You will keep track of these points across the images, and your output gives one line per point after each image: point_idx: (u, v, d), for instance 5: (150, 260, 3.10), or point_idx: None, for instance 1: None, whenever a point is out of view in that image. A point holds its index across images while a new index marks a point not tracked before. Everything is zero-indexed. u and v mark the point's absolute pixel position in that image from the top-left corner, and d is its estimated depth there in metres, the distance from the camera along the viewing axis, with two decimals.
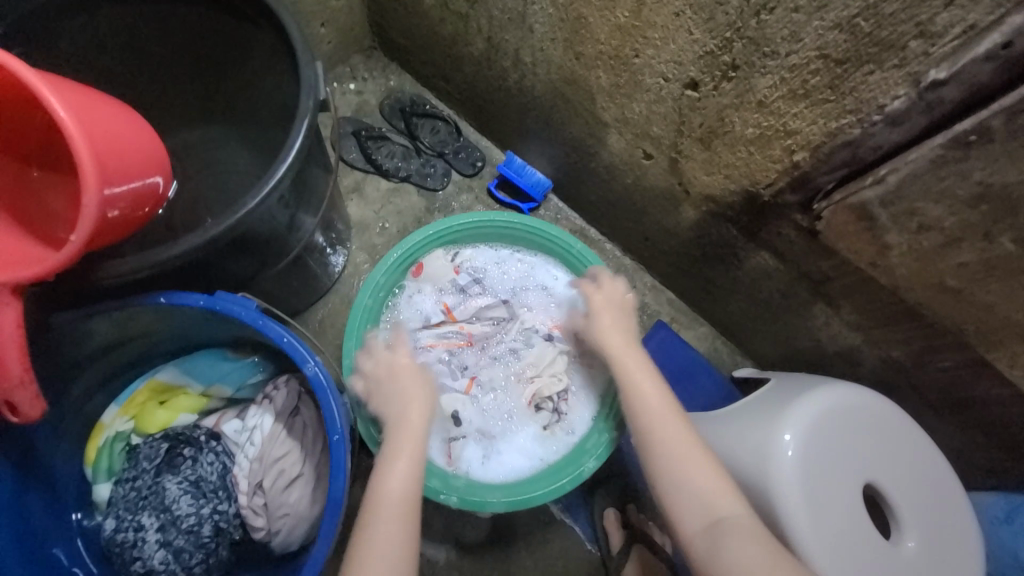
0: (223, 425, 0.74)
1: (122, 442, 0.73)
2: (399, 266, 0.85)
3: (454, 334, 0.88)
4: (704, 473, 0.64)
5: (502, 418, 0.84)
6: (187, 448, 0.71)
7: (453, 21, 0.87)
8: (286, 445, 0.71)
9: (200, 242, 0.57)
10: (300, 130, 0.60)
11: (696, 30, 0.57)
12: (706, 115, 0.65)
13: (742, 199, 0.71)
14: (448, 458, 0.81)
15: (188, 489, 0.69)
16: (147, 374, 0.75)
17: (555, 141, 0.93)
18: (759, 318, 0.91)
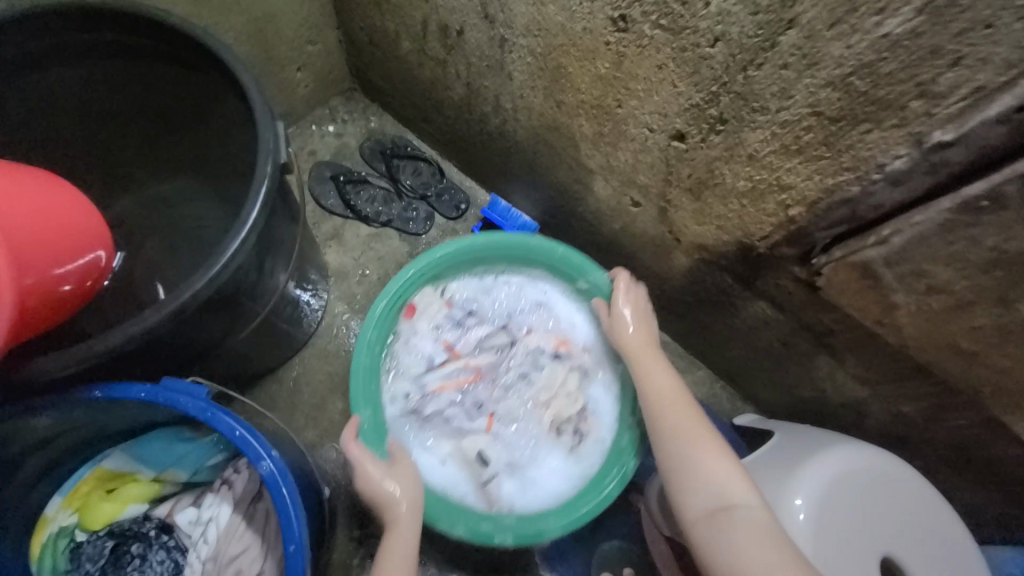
0: (175, 516, 0.70)
1: (65, 539, 0.69)
2: (387, 313, 0.76)
3: (459, 371, 0.80)
4: (711, 456, 0.60)
5: (526, 447, 0.77)
6: (135, 545, 0.70)
7: (431, 65, 0.85)
8: (242, 541, 0.68)
9: (149, 322, 0.53)
10: (261, 194, 0.56)
11: (680, 83, 0.54)
12: (694, 166, 0.61)
13: (736, 250, 0.68)
14: (486, 500, 0.74)
15: None
16: (93, 461, 0.71)
17: (540, 185, 0.89)
18: (758, 364, 0.87)
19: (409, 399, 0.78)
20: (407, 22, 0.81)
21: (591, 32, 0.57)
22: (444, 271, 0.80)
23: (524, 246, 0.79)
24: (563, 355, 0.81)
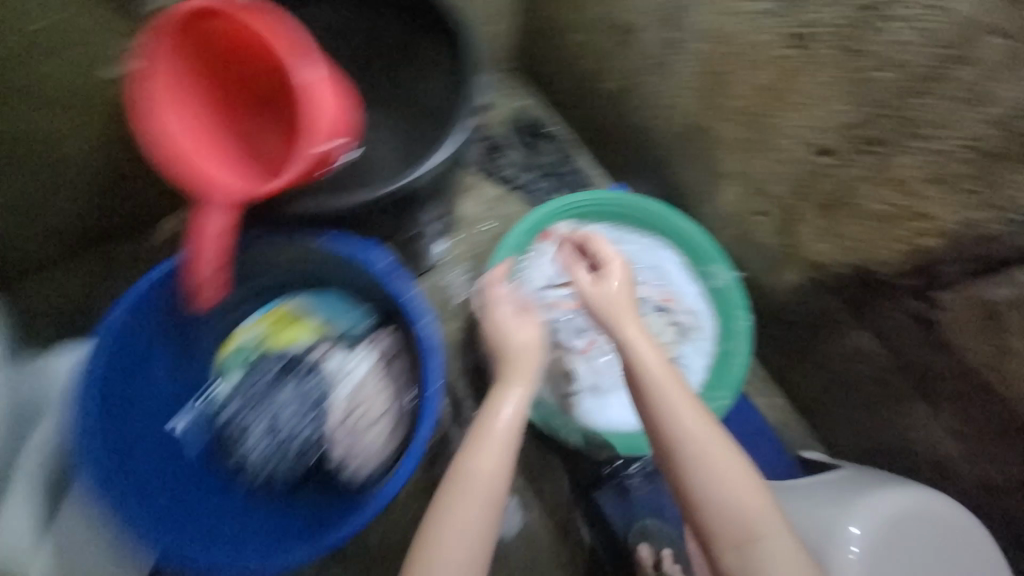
0: (327, 355, 0.74)
1: (244, 352, 0.77)
2: (528, 231, 0.96)
3: (575, 295, 0.95)
4: (735, 494, 0.56)
5: (614, 375, 0.92)
6: (294, 369, 0.74)
7: (595, 57, 0.94)
8: (378, 389, 0.73)
9: (363, 199, 0.67)
10: (458, 130, 0.69)
11: (843, 101, 0.60)
12: (834, 182, 0.66)
13: (854, 273, 0.71)
14: (565, 406, 0.89)
15: (291, 404, 0.73)
16: (279, 298, 0.80)
17: (666, 182, 0.96)
18: (843, 400, 0.87)
19: (529, 304, 0.93)
20: (586, 18, 0.91)
21: (768, 45, 0.64)
22: (583, 214, 0.99)
23: (660, 215, 0.97)
24: (667, 310, 0.96)
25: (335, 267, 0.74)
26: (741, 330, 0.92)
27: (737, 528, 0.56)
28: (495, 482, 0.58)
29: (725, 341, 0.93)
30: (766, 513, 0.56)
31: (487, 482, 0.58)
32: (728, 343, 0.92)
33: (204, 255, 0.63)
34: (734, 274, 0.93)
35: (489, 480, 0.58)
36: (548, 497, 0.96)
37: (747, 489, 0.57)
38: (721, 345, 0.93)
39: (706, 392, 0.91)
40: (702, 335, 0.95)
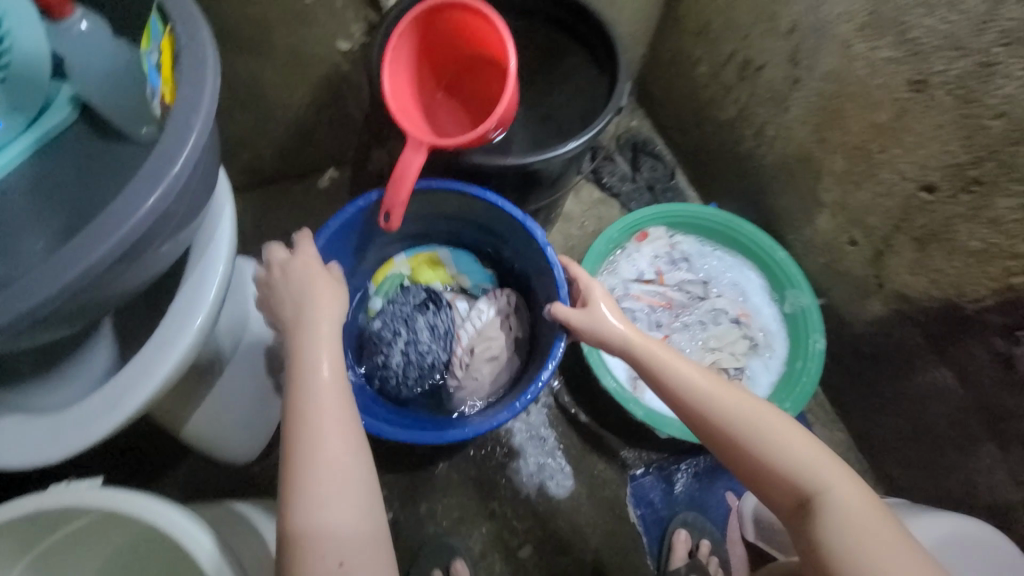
0: (455, 301, 0.94)
1: (397, 280, 0.96)
2: (629, 227, 1.04)
3: (658, 294, 1.04)
4: (766, 444, 0.58)
5: None
6: (435, 302, 0.90)
7: (716, 88, 1.06)
8: (499, 334, 0.89)
9: (514, 163, 0.82)
10: (601, 122, 0.83)
11: (950, 143, 0.68)
12: (933, 219, 0.73)
13: (941, 307, 0.76)
14: (633, 386, 0.96)
15: (428, 328, 0.87)
16: (429, 247, 0.99)
17: (762, 208, 1.04)
18: (909, 439, 0.89)
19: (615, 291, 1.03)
20: (714, 51, 1.03)
21: (884, 88, 0.73)
22: (680, 223, 1.06)
23: (751, 235, 1.02)
24: (741, 324, 1.01)
25: (476, 230, 0.94)
26: (814, 352, 0.93)
27: (791, 489, 0.57)
28: (338, 452, 0.53)
29: (798, 361, 0.95)
30: (817, 468, 0.57)
31: (336, 451, 0.53)
32: (802, 362, 0.94)
33: (404, 183, 0.73)
34: (817, 302, 0.95)
35: (337, 433, 0.54)
36: (597, 473, 0.99)
37: (793, 444, 0.58)
38: (794, 364, 0.96)
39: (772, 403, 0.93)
40: (773, 354, 0.99)
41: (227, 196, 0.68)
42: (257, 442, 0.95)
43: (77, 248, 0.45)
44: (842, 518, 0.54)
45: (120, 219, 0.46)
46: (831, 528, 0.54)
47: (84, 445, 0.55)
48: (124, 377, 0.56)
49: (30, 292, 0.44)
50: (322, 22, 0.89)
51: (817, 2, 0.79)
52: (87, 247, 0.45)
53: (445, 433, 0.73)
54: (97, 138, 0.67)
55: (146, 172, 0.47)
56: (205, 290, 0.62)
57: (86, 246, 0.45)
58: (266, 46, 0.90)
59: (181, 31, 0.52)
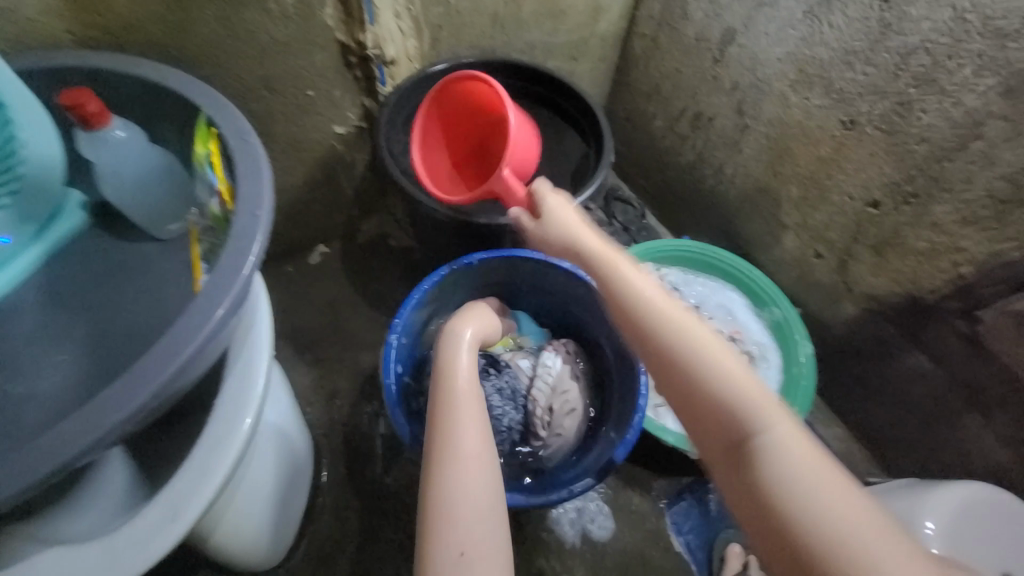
0: (517, 359, 0.91)
1: None
2: None
3: None
4: (710, 373, 0.48)
5: None
6: (496, 365, 0.89)
7: (672, 137, 1.20)
8: (570, 385, 0.90)
9: None
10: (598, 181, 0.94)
11: (886, 167, 0.83)
12: (883, 228, 0.87)
13: (905, 301, 0.89)
14: (656, 414, 1.00)
15: (497, 393, 0.87)
16: None
17: (732, 236, 1.17)
18: (901, 423, 0.99)
19: None
20: (667, 108, 1.18)
21: (822, 127, 0.89)
22: (666, 257, 1.17)
23: (728, 260, 1.14)
24: (737, 340, 1.10)
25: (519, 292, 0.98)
26: (805, 357, 1.04)
27: (722, 424, 0.47)
28: (476, 489, 0.53)
29: (791, 368, 1.05)
30: (752, 397, 0.47)
31: (472, 470, 0.54)
32: (794, 369, 1.04)
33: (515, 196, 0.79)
34: (795, 310, 1.07)
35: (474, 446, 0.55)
36: (634, 509, 1.00)
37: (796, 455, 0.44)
38: (788, 372, 1.05)
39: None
40: (770, 365, 1.07)
41: (264, 291, 0.67)
42: (280, 547, 0.88)
43: (163, 348, 0.47)
44: (782, 454, 0.44)
45: (201, 316, 0.49)
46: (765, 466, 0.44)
47: (142, 567, 0.51)
48: (176, 487, 0.54)
49: (122, 401, 0.45)
50: (322, 111, 0.94)
51: (753, 65, 0.96)
52: (175, 345, 0.48)
53: (541, 496, 0.76)
54: (116, 239, 0.66)
55: (221, 268, 0.51)
56: (252, 379, 0.61)
57: (174, 344, 0.48)
58: (267, 136, 0.93)
59: (230, 130, 0.56)
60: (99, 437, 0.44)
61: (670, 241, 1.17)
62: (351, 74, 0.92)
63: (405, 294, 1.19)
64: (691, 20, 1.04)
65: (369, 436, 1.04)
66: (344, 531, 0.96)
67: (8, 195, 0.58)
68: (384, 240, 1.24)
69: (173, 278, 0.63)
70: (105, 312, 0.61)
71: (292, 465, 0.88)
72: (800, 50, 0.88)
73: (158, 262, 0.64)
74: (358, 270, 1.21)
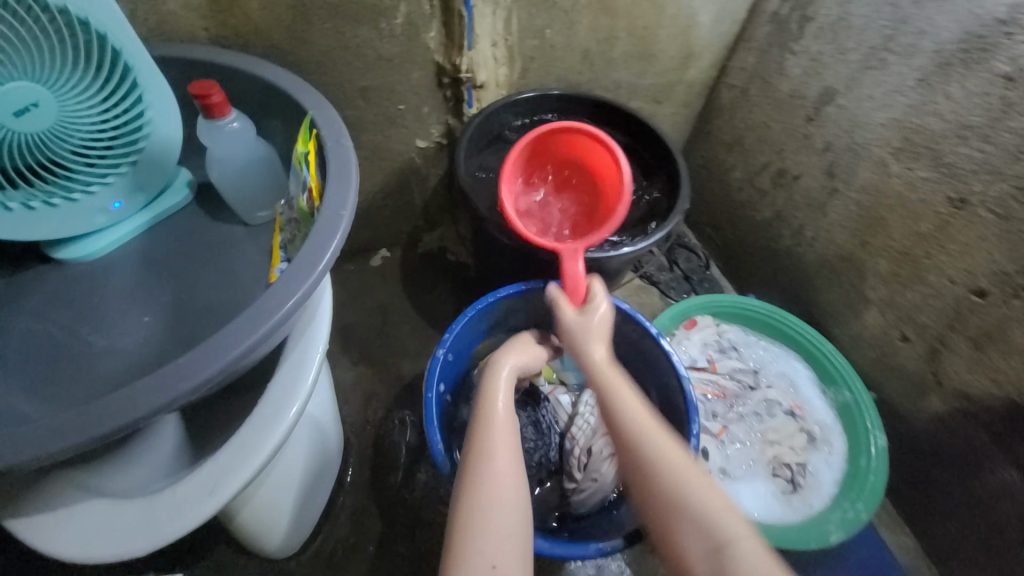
0: (555, 393, 0.90)
1: None
2: (679, 316, 1.08)
3: (712, 382, 1.05)
4: (693, 501, 0.54)
5: (742, 465, 0.96)
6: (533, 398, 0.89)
7: (750, 191, 1.15)
8: None
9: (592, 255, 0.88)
10: (669, 226, 0.91)
11: (997, 254, 0.75)
12: (986, 320, 0.78)
13: (1005, 407, 0.78)
14: None
15: (532, 424, 0.87)
16: None
17: (804, 302, 1.09)
18: (985, 548, 0.85)
19: None
20: (748, 162, 1.14)
21: (924, 202, 0.82)
22: (726, 313, 1.11)
23: (798, 327, 1.06)
24: (798, 416, 1.01)
25: None
26: (877, 448, 0.93)
27: (705, 542, 0.52)
28: (509, 507, 0.56)
29: (858, 458, 0.94)
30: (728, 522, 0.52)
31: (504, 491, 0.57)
32: (862, 459, 0.93)
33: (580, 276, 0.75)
34: (868, 393, 0.97)
35: (510, 466, 0.59)
36: None
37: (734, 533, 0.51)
38: (855, 462, 0.94)
39: (842, 504, 0.91)
40: (833, 450, 0.97)
41: (330, 284, 0.70)
42: (295, 538, 0.88)
43: (241, 324, 0.50)
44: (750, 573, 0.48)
45: (280, 300, 0.51)
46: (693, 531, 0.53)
47: (175, 535, 0.51)
48: (221, 461, 0.54)
49: (192, 371, 0.48)
50: (408, 125, 0.99)
51: (852, 128, 0.91)
52: (251, 324, 0.50)
53: (575, 546, 0.68)
54: (206, 217, 0.71)
55: (302, 258, 0.53)
56: (306, 367, 0.61)
57: (251, 323, 0.50)
58: (355, 142, 0.99)
59: (329, 134, 0.59)
60: (171, 399, 0.47)
61: (733, 297, 1.12)
62: (442, 94, 0.96)
63: (454, 308, 1.21)
64: (789, 76, 1.01)
65: (397, 444, 1.04)
66: (356, 535, 0.95)
67: (129, 164, 0.64)
68: (442, 253, 1.27)
69: (250, 261, 0.67)
70: (185, 283, 0.65)
71: (320, 458, 0.89)
72: (909, 118, 0.83)
73: (240, 243, 0.68)
74: (412, 278, 1.24)
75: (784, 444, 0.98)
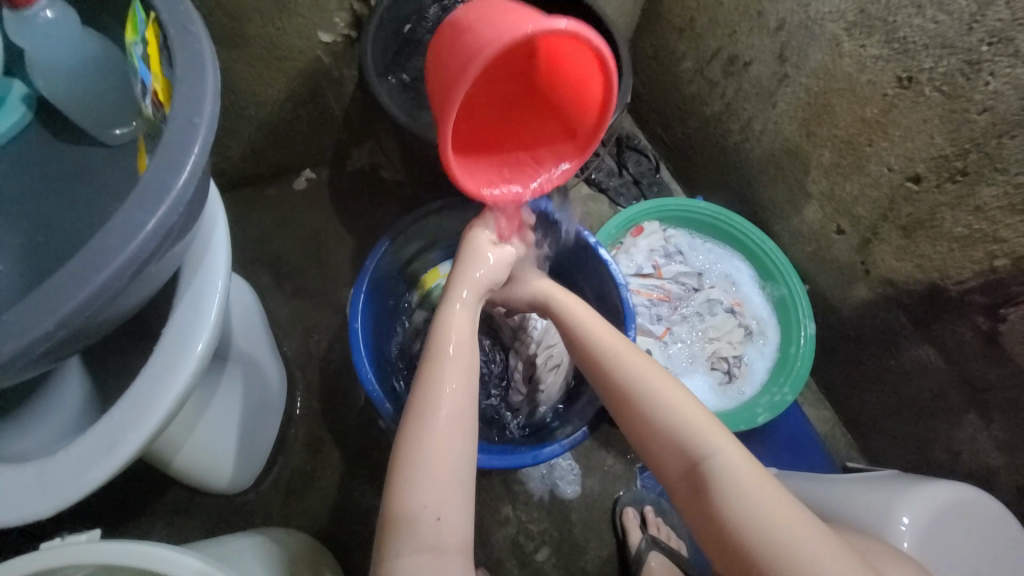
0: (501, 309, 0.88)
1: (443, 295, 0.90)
2: (626, 223, 1.05)
3: (656, 287, 1.05)
4: (679, 426, 0.56)
5: (683, 362, 1.00)
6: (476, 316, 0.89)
7: (701, 83, 1.07)
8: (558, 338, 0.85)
9: None
10: None
11: (938, 136, 0.73)
12: (919, 207, 0.78)
13: (924, 290, 0.82)
14: None
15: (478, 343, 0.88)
16: None
17: (749, 201, 1.08)
18: (891, 414, 0.96)
19: None
20: (699, 47, 1.04)
21: (873, 84, 0.78)
22: (672, 218, 1.09)
23: (740, 227, 1.05)
24: (736, 313, 1.04)
25: None
26: (805, 336, 0.97)
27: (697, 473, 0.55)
28: (458, 453, 0.52)
29: (787, 347, 0.99)
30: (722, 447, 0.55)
31: (450, 449, 0.52)
32: (789, 348, 0.99)
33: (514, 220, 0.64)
34: (803, 287, 0.99)
35: (451, 417, 0.53)
36: (607, 469, 0.99)
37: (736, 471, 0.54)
38: (784, 350, 1.00)
39: (771, 388, 0.96)
40: (767, 341, 1.02)
41: (219, 206, 0.61)
42: (248, 471, 0.88)
43: (72, 275, 0.40)
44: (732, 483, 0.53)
45: (121, 240, 0.41)
46: (690, 478, 0.55)
47: (78, 495, 0.48)
48: (114, 416, 0.50)
49: (20, 330, 0.39)
50: (302, 12, 0.83)
51: (806, 1, 0.82)
52: (85, 273, 0.40)
53: (513, 456, 0.72)
54: (55, 138, 0.58)
55: (147, 184, 0.43)
56: (203, 311, 0.55)
57: (85, 272, 0.40)
58: (240, 37, 0.82)
59: (170, 18, 0.48)
60: None
61: (679, 200, 1.09)
62: None
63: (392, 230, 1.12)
64: None
65: (345, 374, 1.02)
66: (314, 462, 0.96)
67: None
68: (373, 170, 1.14)
69: (118, 186, 0.56)
70: (42, 218, 0.54)
71: (262, 395, 0.86)
72: None
73: (103, 169, 0.57)
74: (344, 200, 1.13)
75: (721, 339, 1.02)
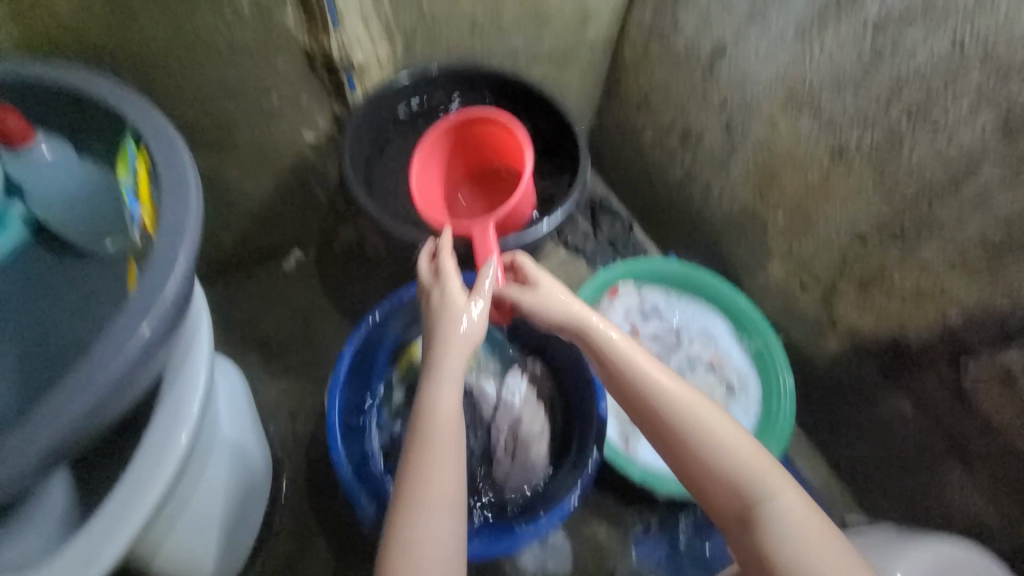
0: (478, 383, 0.88)
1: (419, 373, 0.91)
2: (601, 287, 1.09)
3: None
4: (728, 465, 0.57)
5: None
6: None
7: (661, 152, 1.15)
8: (536, 411, 0.86)
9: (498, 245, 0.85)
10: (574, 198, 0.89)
11: (875, 201, 0.78)
12: (869, 264, 0.83)
13: (889, 341, 0.85)
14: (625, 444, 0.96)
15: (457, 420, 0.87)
16: None
17: (718, 258, 1.13)
18: (879, 465, 0.95)
19: None
20: (656, 122, 1.12)
21: (810, 155, 0.84)
22: (647, 278, 1.13)
23: (714, 284, 1.08)
24: (716, 369, 1.06)
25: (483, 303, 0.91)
26: (785, 390, 0.99)
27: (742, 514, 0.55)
28: (439, 529, 0.53)
29: (769, 402, 1.01)
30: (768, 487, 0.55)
31: (442, 525, 0.53)
32: (771, 404, 1.00)
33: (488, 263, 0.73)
34: (779, 342, 1.02)
35: (445, 486, 0.55)
36: (599, 540, 0.97)
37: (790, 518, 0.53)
38: (766, 405, 1.01)
39: None
40: (750, 396, 1.03)
41: (202, 306, 0.65)
42: (230, 566, 0.86)
43: (66, 396, 0.43)
44: (788, 526, 0.53)
45: (110, 361, 0.44)
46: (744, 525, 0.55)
47: None
48: (96, 528, 0.51)
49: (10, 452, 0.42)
50: (286, 117, 0.91)
51: (742, 83, 0.91)
52: (79, 392, 0.43)
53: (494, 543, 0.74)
54: (49, 256, 0.63)
55: (134, 304, 0.47)
56: (183, 411, 0.57)
57: (78, 391, 0.43)
58: (229, 143, 0.90)
59: (157, 153, 0.53)
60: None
61: (652, 262, 1.13)
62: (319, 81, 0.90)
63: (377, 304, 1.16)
64: (681, 31, 0.98)
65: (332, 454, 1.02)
66: (300, 550, 0.94)
67: None
68: (359, 247, 1.20)
69: (104, 298, 0.60)
70: (36, 334, 0.58)
71: (244, 485, 0.85)
72: (791, 72, 0.82)
73: (91, 281, 0.61)
74: (331, 279, 1.17)
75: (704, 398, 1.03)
